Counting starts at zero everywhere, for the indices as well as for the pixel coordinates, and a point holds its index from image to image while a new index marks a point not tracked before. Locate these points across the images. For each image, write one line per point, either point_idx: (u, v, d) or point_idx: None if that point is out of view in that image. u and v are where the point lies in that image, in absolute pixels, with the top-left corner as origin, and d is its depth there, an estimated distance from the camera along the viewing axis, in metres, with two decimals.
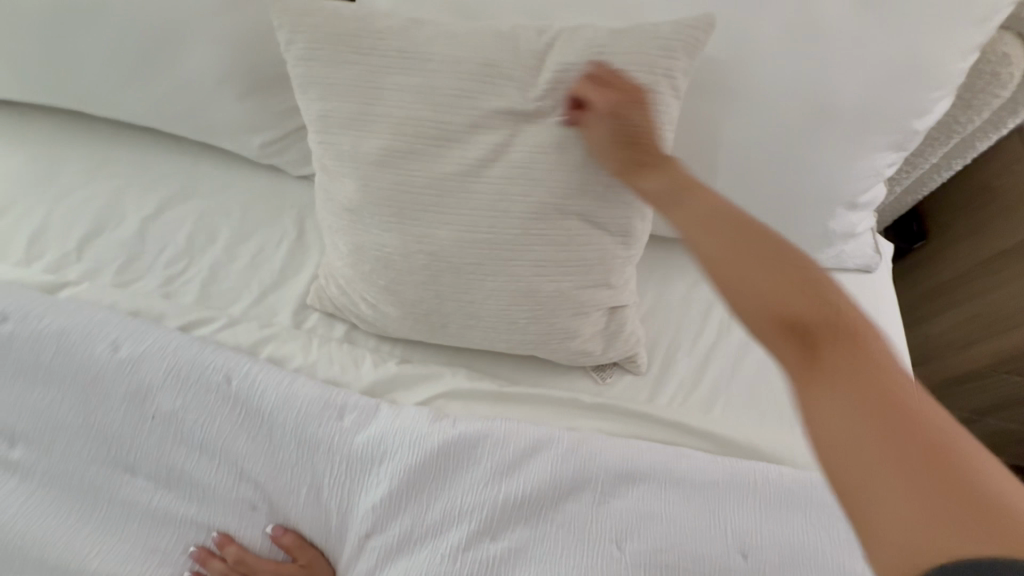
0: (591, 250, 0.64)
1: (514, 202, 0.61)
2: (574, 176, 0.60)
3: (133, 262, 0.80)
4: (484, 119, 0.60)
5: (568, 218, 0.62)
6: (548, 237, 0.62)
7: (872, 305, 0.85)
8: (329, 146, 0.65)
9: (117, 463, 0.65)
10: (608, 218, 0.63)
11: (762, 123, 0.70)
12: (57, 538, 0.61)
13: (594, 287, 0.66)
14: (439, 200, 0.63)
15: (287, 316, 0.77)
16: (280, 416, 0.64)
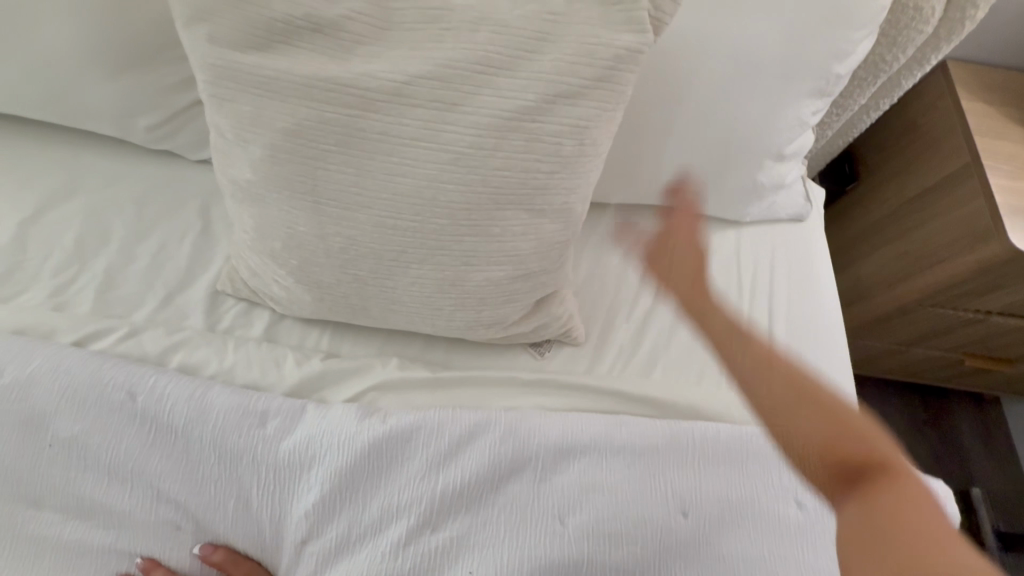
0: (527, 241, 0.59)
1: (445, 191, 0.54)
2: (515, 163, 0.53)
3: (13, 272, 0.72)
4: (412, 90, 0.51)
5: (506, 208, 0.56)
6: (480, 228, 0.57)
7: (803, 256, 0.86)
8: (221, 100, 0.54)
9: (17, 498, 0.60)
10: (548, 205, 0.57)
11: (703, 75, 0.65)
12: None
13: (527, 276, 0.63)
14: (359, 185, 0.54)
15: (197, 319, 0.71)
16: (196, 430, 0.60)
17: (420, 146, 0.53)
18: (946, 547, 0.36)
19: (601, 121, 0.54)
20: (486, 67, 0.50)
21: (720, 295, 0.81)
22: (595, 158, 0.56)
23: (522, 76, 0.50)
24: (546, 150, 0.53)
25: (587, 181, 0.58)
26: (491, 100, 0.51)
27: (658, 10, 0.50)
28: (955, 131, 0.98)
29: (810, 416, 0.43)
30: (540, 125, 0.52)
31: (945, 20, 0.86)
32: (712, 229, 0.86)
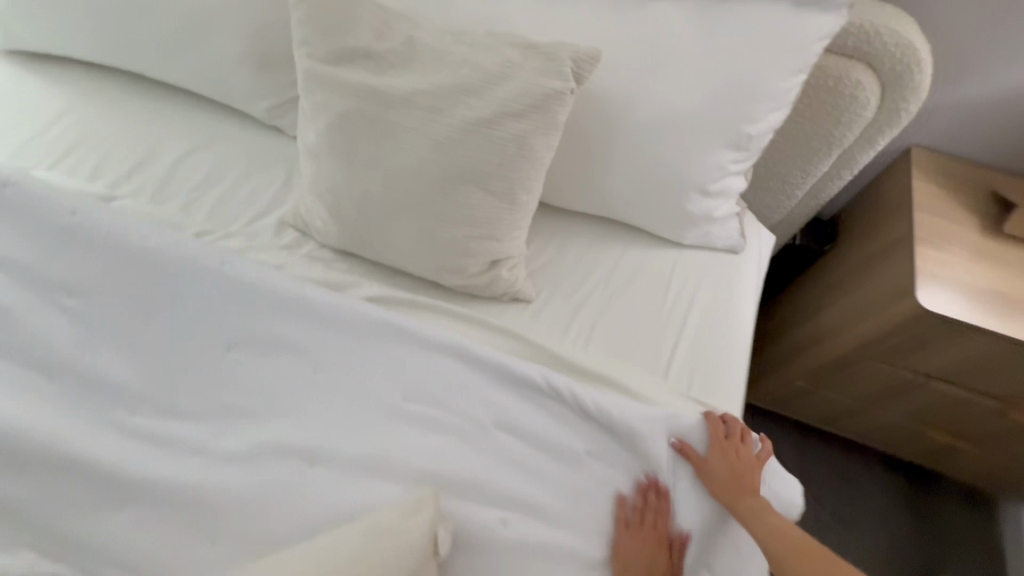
0: (481, 211, 0.86)
1: (428, 167, 0.82)
2: (475, 155, 0.81)
3: (165, 186, 1.09)
4: (416, 100, 0.80)
5: (467, 185, 0.83)
6: (449, 196, 0.84)
7: (729, 280, 1.05)
8: (307, 93, 0.87)
9: (133, 317, 0.92)
10: (497, 189, 0.84)
11: (635, 120, 0.88)
12: (86, 355, 0.88)
13: (481, 239, 0.88)
14: (377, 156, 0.84)
15: (266, 236, 1.03)
16: (258, 290, 0.91)
17: (417, 135, 0.81)
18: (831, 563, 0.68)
19: (536, 136, 0.80)
20: (463, 91, 0.79)
21: (648, 295, 1.02)
22: (533, 160, 0.82)
23: (485, 100, 0.78)
24: (496, 149, 0.80)
25: (528, 176, 0.84)
26: (464, 112, 0.79)
27: (579, 68, 0.76)
28: (903, 206, 1.12)
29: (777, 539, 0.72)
30: (493, 133, 0.79)
31: (884, 108, 1.03)
32: (656, 246, 1.07)
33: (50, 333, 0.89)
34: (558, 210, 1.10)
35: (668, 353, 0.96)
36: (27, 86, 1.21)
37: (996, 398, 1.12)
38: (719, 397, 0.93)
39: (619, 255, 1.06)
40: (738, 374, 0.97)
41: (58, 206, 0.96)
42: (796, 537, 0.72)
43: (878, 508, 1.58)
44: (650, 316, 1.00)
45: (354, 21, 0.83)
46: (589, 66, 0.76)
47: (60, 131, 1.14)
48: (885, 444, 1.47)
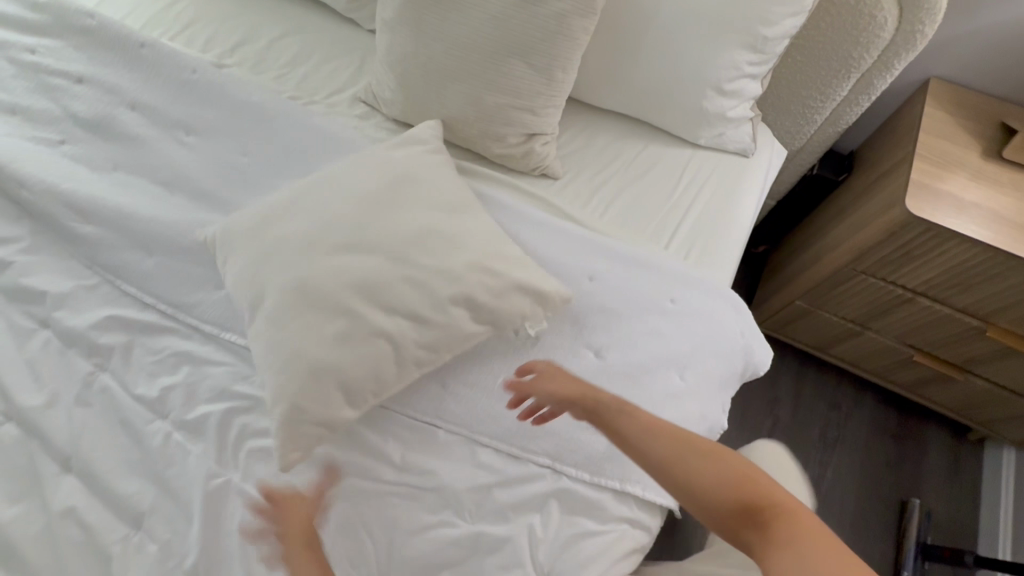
0: (523, 84, 1.02)
1: (483, 39, 0.99)
2: (523, 31, 0.97)
3: (261, 62, 1.32)
4: None
5: (513, 59, 1.00)
6: (497, 67, 1.01)
7: (737, 176, 1.17)
8: None
9: (238, 152, 1.15)
10: (538, 63, 1.00)
11: (663, 16, 1.02)
12: (205, 175, 1.12)
13: (521, 109, 1.05)
14: (443, 29, 1.02)
15: (342, 107, 1.25)
16: (341, 142, 1.14)
17: (475, 11, 0.98)
18: (699, 454, 0.70)
19: (575, 16, 0.95)
20: None
21: (661, 183, 1.16)
22: (571, 39, 0.98)
23: None
24: (541, 26, 0.96)
25: (567, 55, 1.00)
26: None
27: None
28: (913, 130, 1.21)
29: (643, 436, 0.74)
30: (540, 12, 0.95)
31: (901, 30, 1.12)
32: (674, 145, 1.20)
33: (175, 159, 1.14)
34: (590, 107, 1.25)
35: (672, 229, 1.11)
36: None
37: (974, 312, 1.24)
38: (712, 267, 1.08)
39: (640, 149, 1.19)
40: (732, 252, 1.11)
41: (186, 66, 1.23)
42: (715, 467, 0.69)
43: (863, 434, 1.70)
44: (660, 198, 1.14)
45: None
46: None
47: (179, 12, 1.39)
48: (874, 369, 1.59)
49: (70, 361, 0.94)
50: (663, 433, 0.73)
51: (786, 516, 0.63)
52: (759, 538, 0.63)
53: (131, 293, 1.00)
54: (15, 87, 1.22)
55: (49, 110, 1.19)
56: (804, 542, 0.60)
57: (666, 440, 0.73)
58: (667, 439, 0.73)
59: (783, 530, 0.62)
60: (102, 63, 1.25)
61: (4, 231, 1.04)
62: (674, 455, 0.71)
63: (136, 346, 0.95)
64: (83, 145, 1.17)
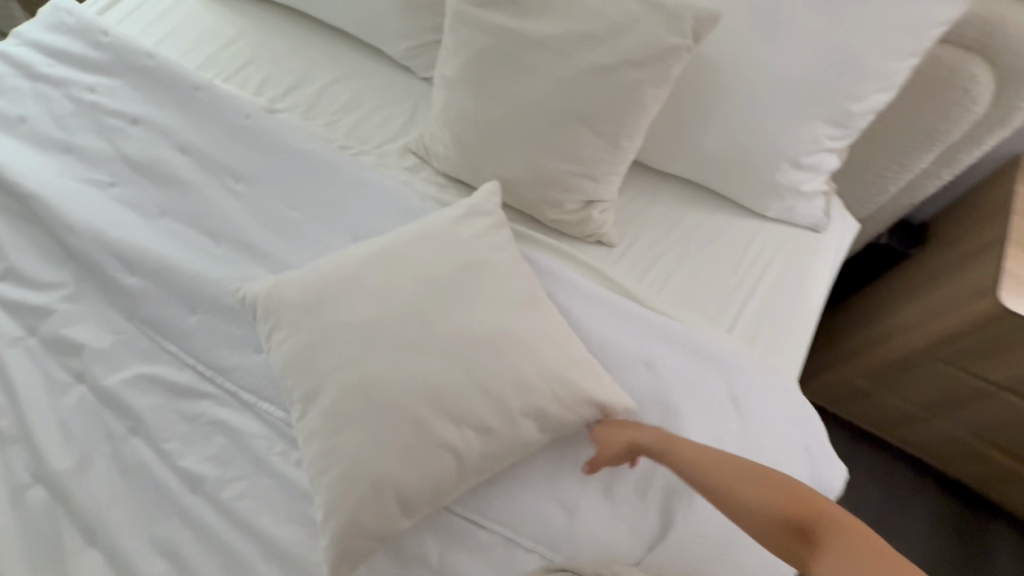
0: (587, 152, 0.97)
1: (547, 103, 0.95)
2: (591, 98, 0.92)
3: (313, 108, 1.30)
4: (547, 43, 0.92)
5: (578, 125, 0.95)
6: (560, 134, 0.96)
7: (806, 253, 1.09)
8: (453, 33, 1.02)
9: (287, 204, 1.13)
10: (605, 132, 0.95)
11: (739, 86, 0.95)
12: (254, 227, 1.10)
13: (582, 177, 1.00)
14: (504, 91, 0.97)
15: (393, 159, 1.22)
16: (392, 199, 1.11)
17: (539, 73, 0.94)
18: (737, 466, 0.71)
19: (648, 86, 0.90)
20: (590, 40, 0.90)
21: (723, 257, 1.08)
22: (642, 108, 0.93)
23: (610, 48, 0.88)
24: (611, 95, 0.91)
25: (635, 124, 0.94)
26: (590, 57, 0.90)
27: (700, 28, 0.84)
28: (1003, 210, 1.12)
29: (687, 456, 0.75)
30: (611, 80, 0.90)
31: (998, 106, 1.03)
32: (738, 216, 1.12)
33: (225, 207, 1.12)
34: (649, 169, 1.19)
35: (735, 310, 1.03)
36: (211, 11, 1.46)
37: None
38: (778, 356, 1.00)
39: (701, 219, 1.12)
40: (800, 339, 1.03)
41: (240, 111, 1.22)
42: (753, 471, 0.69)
43: (922, 521, 1.57)
44: (723, 275, 1.06)
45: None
46: (709, 26, 0.84)
47: (235, 52, 1.39)
48: (938, 455, 1.47)
49: (103, 421, 0.91)
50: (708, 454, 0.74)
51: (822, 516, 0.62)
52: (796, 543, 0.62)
53: (168, 349, 0.97)
54: (74, 126, 1.24)
55: (104, 150, 1.20)
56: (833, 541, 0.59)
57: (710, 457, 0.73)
58: (707, 454, 0.74)
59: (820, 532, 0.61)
60: (158, 103, 1.25)
61: (51, 277, 1.03)
62: (714, 467, 0.72)
63: (169, 408, 0.92)
64: (133, 187, 1.16)
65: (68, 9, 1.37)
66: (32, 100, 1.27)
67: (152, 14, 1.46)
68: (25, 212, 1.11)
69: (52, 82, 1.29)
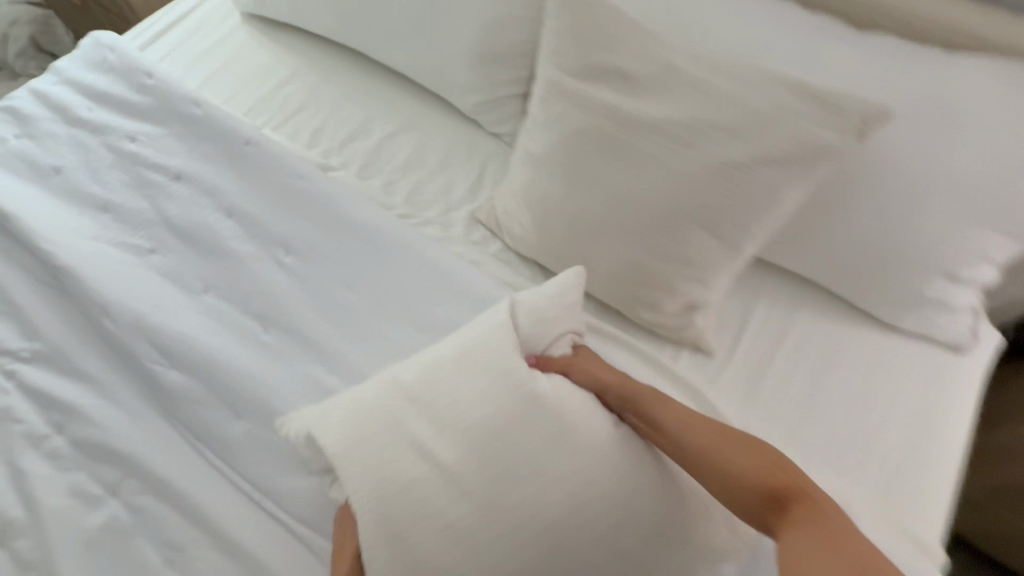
0: (699, 254, 0.82)
1: (658, 198, 0.80)
2: (714, 197, 0.77)
3: (369, 165, 1.19)
4: (664, 129, 0.78)
5: (694, 225, 0.80)
6: (669, 232, 0.81)
7: (946, 376, 0.90)
8: (546, 105, 0.88)
9: (342, 283, 1.00)
10: (725, 233, 0.80)
11: (887, 186, 0.82)
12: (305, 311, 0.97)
13: (690, 280, 0.85)
14: (605, 176, 0.83)
15: (459, 229, 1.09)
16: (459, 284, 0.97)
17: (652, 162, 0.80)
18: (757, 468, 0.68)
19: (787, 188, 0.75)
20: (719, 131, 0.76)
21: (839, 377, 0.92)
22: (774, 211, 0.78)
23: (745, 142, 0.74)
24: (739, 195, 0.76)
25: (763, 226, 0.80)
26: (718, 150, 0.76)
27: (865, 125, 0.70)
28: None
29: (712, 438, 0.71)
30: (741, 179, 0.76)
31: None
32: (857, 322, 0.96)
33: (273, 283, 1.00)
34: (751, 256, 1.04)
35: (855, 448, 0.87)
36: (262, 50, 1.36)
37: None
38: (915, 513, 0.82)
39: (811, 326, 0.96)
40: (943, 489, 0.84)
41: (292, 171, 1.10)
42: (727, 449, 0.69)
43: None
44: (839, 400, 0.90)
45: (617, 32, 0.83)
46: (876, 124, 0.70)
47: (286, 97, 1.28)
48: None
49: (133, 548, 0.80)
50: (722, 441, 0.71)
51: (816, 511, 0.62)
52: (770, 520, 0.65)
53: (210, 460, 0.86)
54: (111, 180, 1.12)
55: (144, 211, 1.09)
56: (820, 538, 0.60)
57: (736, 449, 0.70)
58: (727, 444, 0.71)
59: (798, 513, 0.63)
60: (204, 158, 1.14)
61: (83, 363, 0.93)
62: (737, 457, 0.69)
63: (208, 537, 0.80)
64: (172, 256, 1.04)
65: (110, 45, 1.27)
66: (68, 148, 1.16)
67: (198, 50, 1.35)
68: (56, 283, 1.00)
69: (90, 128, 1.18)
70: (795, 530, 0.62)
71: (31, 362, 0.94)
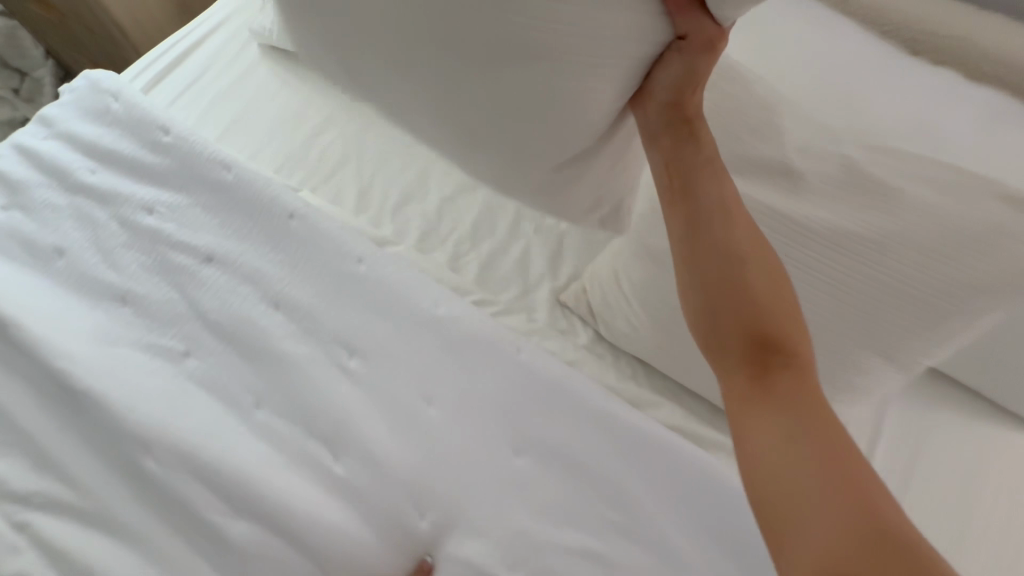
0: (863, 373, 0.74)
1: (825, 315, 0.72)
2: (896, 317, 0.69)
3: (430, 232, 1.02)
4: (844, 240, 0.68)
5: (862, 343, 0.72)
6: (831, 351, 0.74)
7: None
8: None
9: (418, 392, 0.84)
10: (899, 355, 0.71)
11: None
12: (381, 433, 0.82)
13: (842, 396, 0.78)
14: None
15: (543, 314, 0.95)
16: (559, 393, 0.83)
17: (825, 276, 0.70)
18: (795, 361, 0.52)
19: (987, 314, 0.66)
20: (913, 247, 0.66)
21: (989, 487, 0.82)
22: (963, 334, 0.69)
23: (945, 265, 0.65)
24: (929, 318, 0.68)
25: (946, 347, 0.70)
26: (910, 272, 0.67)
27: None
28: None
29: (724, 245, 0.57)
30: (933, 302, 0.67)
31: None
32: (1003, 423, 0.86)
33: (337, 396, 0.84)
34: None
35: None
36: (289, 89, 1.17)
37: None
38: None
39: (951, 427, 0.86)
40: None
41: (348, 252, 0.93)
42: (738, 240, 0.57)
43: None
44: (995, 517, 0.80)
45: (776, 121, 0.71)
46: None
47: (323, 150, 1.11)
48: None
49: None
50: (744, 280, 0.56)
51: (805, 390, 0.50)
52: (750, 375, 0.53)
53: None
54: (129, 264, 0.95)
55: (174, 303, 0.93)
56: (814, 445, 0.46)
57: (780, 324, 0.54)
58: (765, 290, 0.55)
59: (786, 388, 0.50)
60: (238, 234, 0.97)
61: (118, 509, 0.78)
62: (771, 331, 0.54)
63: None
64: (212, 360, 0.88)
65: (113, 90, 1.08)
66: (72, 222, 0.99)
67: (213, 90, 1.17)
68: (70, 401, 0.83)
69: (97, 197, 1.00)
70: (790, 434, 0.47)
71: (50, 507, 0.78)
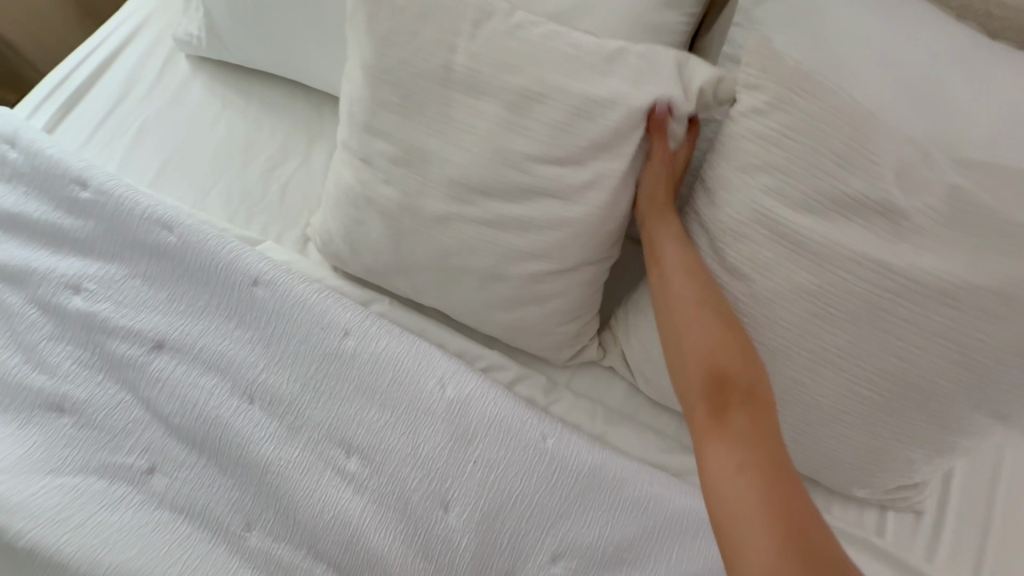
0: (968, 435, 0.63)
1: (930, 380, 0.59)
2: (1018, 379, 0.57)
3: None
4: (957, 295, 0.56)
5: (971, 407, 0.60)
6: (934, 417, 0.62)
7: None
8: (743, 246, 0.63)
9: (433, 499, 0.70)
10: (1014, 416, 0.60)
11: None
12: (396, 552, 0.68)
13: (940, 459, 0.66)
14: (847, 352, 0.61)
15: (566, 374, 0.83)
16: (599, 480, 0.71)
17: (929, 332, 0.57)
18: (755, 398, 0.55)
19: None
20: None
21: None
22: None
23: None
24: None
25: None
26: None
27: None
28: None
29: (693, 308, 0.62)
30: None
31: None
32: None
33: (341, 513, 0.69)
34: None
35: None
36: (230, 114, 0.97)
37: None
38: None
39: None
40: None
41: (330, 324, 0.77)
42: (680, 294, 0.63)
43: None
44: None
45: (871, 146, 0.56)
46: None
47: (286, 188, 0.92)
48: None
49: None
50: (710, 318, 0.61)
51: (756, 432, 0.52)
52: (707, 413, 0.55)
53: None
54: (59, 360, 0.77)
55: (124, 407, 0.75)
56: (762, 476, 0.48)
57: (732, 359, 0.58)
58: (714, 330, 0.60)
59: (737, 422, 0.53)
60: (192, 310, 0.79)
61: None
62: (725, 368, 0.57)
63: None
64: (182, 478, 0.72)
65: (8, 135, 0.87)
66: None
67: (138, 122, 0.96)
68: (8, 551, 0.68)
69: (7, 277, 0.81)
70: (740, 466, 0.50)
71: None
